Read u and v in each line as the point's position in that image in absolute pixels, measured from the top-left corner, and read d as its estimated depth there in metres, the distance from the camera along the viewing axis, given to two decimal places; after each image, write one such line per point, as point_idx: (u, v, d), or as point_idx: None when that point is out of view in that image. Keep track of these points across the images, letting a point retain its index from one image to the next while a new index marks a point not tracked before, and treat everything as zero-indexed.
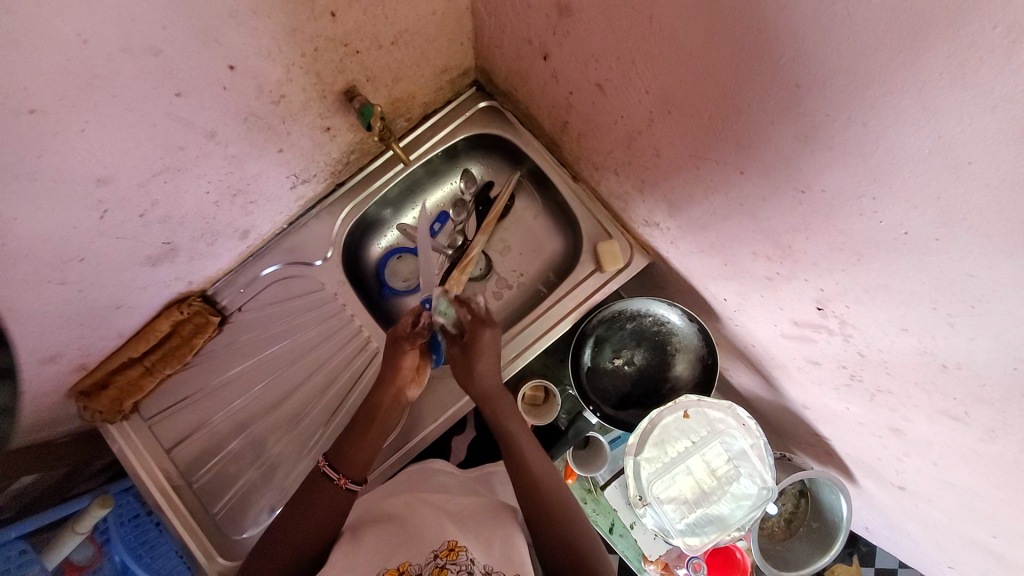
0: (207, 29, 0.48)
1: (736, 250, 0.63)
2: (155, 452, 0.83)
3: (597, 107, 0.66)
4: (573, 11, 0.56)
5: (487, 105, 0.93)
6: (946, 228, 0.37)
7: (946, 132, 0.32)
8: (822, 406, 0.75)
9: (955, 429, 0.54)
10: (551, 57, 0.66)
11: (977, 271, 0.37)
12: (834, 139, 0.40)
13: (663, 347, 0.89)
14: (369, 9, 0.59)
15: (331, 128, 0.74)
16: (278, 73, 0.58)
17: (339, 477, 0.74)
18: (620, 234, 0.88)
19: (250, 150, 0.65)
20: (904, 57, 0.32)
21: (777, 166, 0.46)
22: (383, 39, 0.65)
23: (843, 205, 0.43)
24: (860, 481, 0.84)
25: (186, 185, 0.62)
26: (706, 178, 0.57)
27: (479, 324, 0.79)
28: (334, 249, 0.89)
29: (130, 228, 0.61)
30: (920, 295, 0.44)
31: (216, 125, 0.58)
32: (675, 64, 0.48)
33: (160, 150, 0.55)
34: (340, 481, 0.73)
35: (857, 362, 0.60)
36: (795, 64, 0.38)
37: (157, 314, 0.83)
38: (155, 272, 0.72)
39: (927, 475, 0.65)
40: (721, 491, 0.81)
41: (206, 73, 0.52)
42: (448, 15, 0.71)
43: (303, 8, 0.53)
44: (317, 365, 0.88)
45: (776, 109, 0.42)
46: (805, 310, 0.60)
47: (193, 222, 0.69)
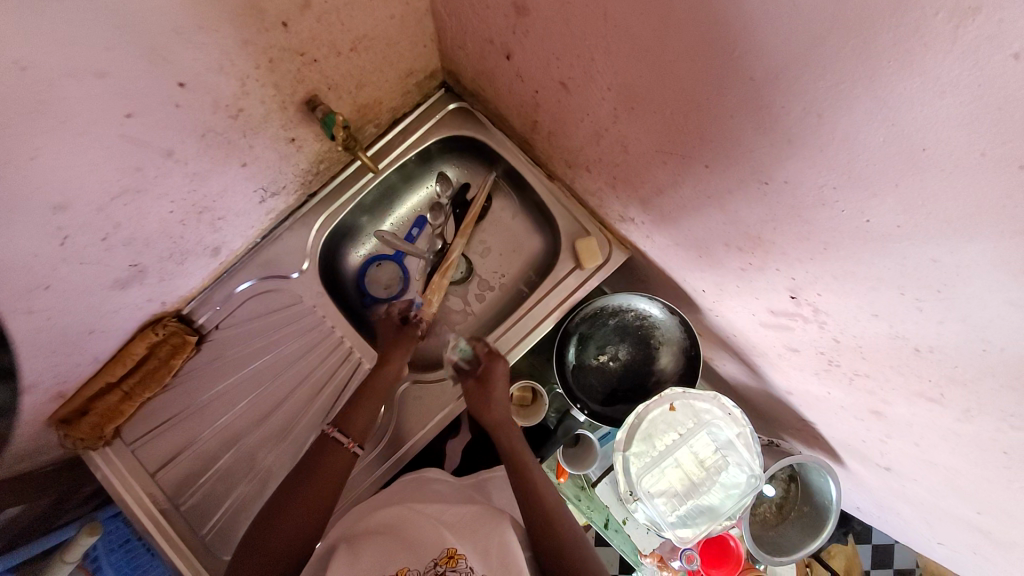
0: (152, 47, 0.46)
1: (710, 243, 0.63)
2: (140, 475, 0.82)
3: (563, 106, 0.65)
4: (529, 10, 0.55)
5: (457, 106, 0.92)
6: (908, 216, 0.37)
7: (899, 119, 0.32)
8: (806, 392, 0.75)
9: (933, 411, 0.54)
10: (514, 57, 0.65)
11: (940, 255, 0.37)
12: (791, 129, 0.39)
13: (647, 341, 0.89)
14: (324, 17, 0.58)
15: (296, 139, 0.72)
16: (233, 87, 0.57)
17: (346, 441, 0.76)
18: (597, 231, 0.88)
19: (212, 167, 0.64)
20: (853, 45, 0.31)
21: (740, 159, 0.46)
22: (342, 47, 0.64)
23: (805, 195, 0.43)
24: (847, 462, 0.84)
25: (148, 206, 0.61)
26: (674, 172, 0.57)
27: (495, 358, 0.82)
28: (310, 261, 0.88)
29: (94, 252, 0.60)
30: (888, 281, 0.44)
31: (173, 143, 0.56)
32: (633, 59, 0.47)
33: (116, 172, 0.54)
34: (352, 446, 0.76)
35: (834, 348, 0.60)
36: (746, 56, 0.37)
37: (132, 337, 0.81)
38: (126, 295, 0.71)
39: (909, 455, 0.65)
40: (710, 482, 0.80)
41: (157, 92, 0.50)
42: (408, 18, 0.70)
43: (252, 19, 0.52)
44: (299, 379, 0.87)
45: (733, 102, 0.42)
46: (779, 299, 0.60)
47: (159, 242, 0.67)
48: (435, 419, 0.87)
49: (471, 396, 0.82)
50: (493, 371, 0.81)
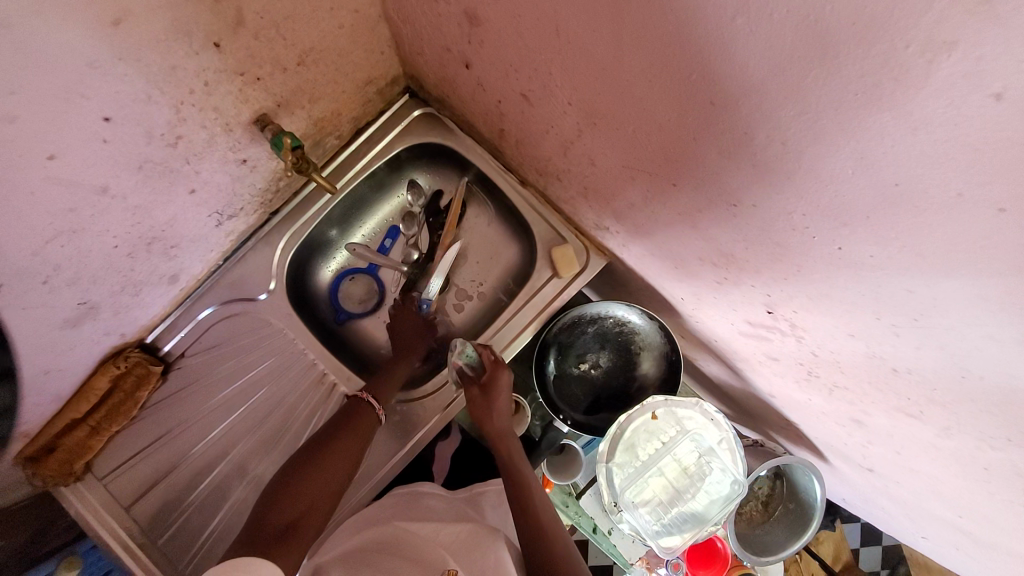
0: (66, 85, 0.42)
1: (684, 255, 0.60)
2: (114, 510, 0.80)
3: (526, 117, 0.62)
4: (482, 21, 0.51)
5: (422, 112, 0.87)
6: (880, 246, 0.35)
7: (868, 151, 0.30)
8: (788, 397, 0.74)
9: (912, 425, 0.52)
10: (473, 66, 0.62)
11: (916, 287, 0.35)
12: (756, 154, 0.37)
13: (628, 348, 0.87)
14: (261, 33, 0.54)
15: (248, 159, 0.69)
16: (167, 115, 0.53)
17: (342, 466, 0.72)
18: (574, 238, 0.85)
19: (156, 197, 0.60)
20: (816, 74, 0.28)
21: (707, 180, 0.44)
22: (286, 62, 0.60)
23: (774, 218, 0.41)
24: (832, 460, 0.84)
25: (89, 244, 0.57)
26: (642, 187, 0.54)
27: (503, 368, 0.80)
28: (277, 281, 0.85)
29: (36, 296, 0.56)
30: (863, 306, 0.42)
31: (108, 179, 0.53)
32: (591, 76, 0.44)
33: (47, 215, 0.50)
34: (379, 409, 0.80)
35: (812, 360, 0.58)
36: (705, 79, 0.34)
37: (93, 372, 0.78)
38: (80, 332, 0.68)
39: (892, 461, 0.65)
40: (694, 488, 0.79)
41: (79, 130, 0.46)
42: (359, 26, 0.65)
43: (178, 44, 0.48)
44: (272, 404, 0.85)
45: (696, 124, 0.39)
46: (756, 312, 0.58)
47: (108, 277, 0.64)
48: (429, 430, 0.84)
49: (475, 404, 0.79)
50: (500, 382, 0.79)
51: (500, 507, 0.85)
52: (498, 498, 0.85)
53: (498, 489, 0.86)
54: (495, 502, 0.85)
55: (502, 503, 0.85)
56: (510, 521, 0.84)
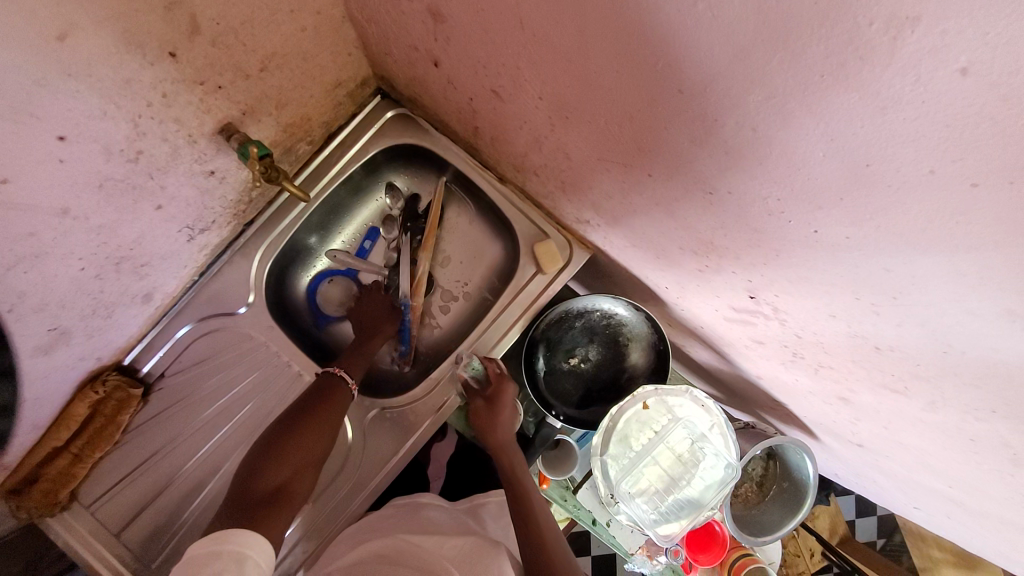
0: (14, 105, 0.41)
1: (664, 245, 0.60)
2: (102, 539, 0.78)
3: (499, 113, 0.61)
4: (446, 17, 0.50)
5: (395, 113, 0.85)
6: (856, 226, 0.34)
7: (838, 133, 0.29)
8: (776, 379, 0.75)
9: (897, 400, 0.53)
10: (442, 63, 0.60)
11: (893, 265, 0.35)
12: (727, 141, 0.36)
13: (616, 339, 0.87)
14: (219, 40, 0.52)
15: (216, 170, 0.67)
16: (127, 130, 0.51)
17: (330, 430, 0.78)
18: (556, 233, 0.84)
19: (122, 216, 0.58)
20: (781, 57, 0.28)
21: (681, 168, 0.43)
22: (248, 68, 0.58)
23: (749, 205, 0.41)
24: (822, 438, 0.85)
25: (53, 268, 0.55)
26: (618, 178, 0.53)
27: (508, 383, 0.81)
28: (257, 293, 0.83)
29: (1, 326, 0.54)
30: (842, 286, 0.42)
31: (68, 200, 0.51)
32: (559, 68, 0.43)
33: (4, 242, 0.48)
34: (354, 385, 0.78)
35: (797, 342, 0.59)
36: (672, 67, 0.34)
37: (70, 399, 0.75)
38: (53, 359, 0.65)
39: (880, 435, 0.65)
40: (689, 475, 0.79)
41: (32, 151, 0.44)
42: (322, 28, 0.64)
43: (131, 56, 0.46)
44: (259, 418, 0.83)
45: (666, 113, 0.38)
46: (739, 297, 0.58)
47: (77, 301, 0.62)
48: (417, 434, 0.83)
49: (479, 416, 0.80)
50: (504, 396, 0.80)
51: (501, 517, 0.85)
52: (498, 510, 0.86)
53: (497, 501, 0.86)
54: (496, 513, 0.85)
55: (502, 514, 0.86)
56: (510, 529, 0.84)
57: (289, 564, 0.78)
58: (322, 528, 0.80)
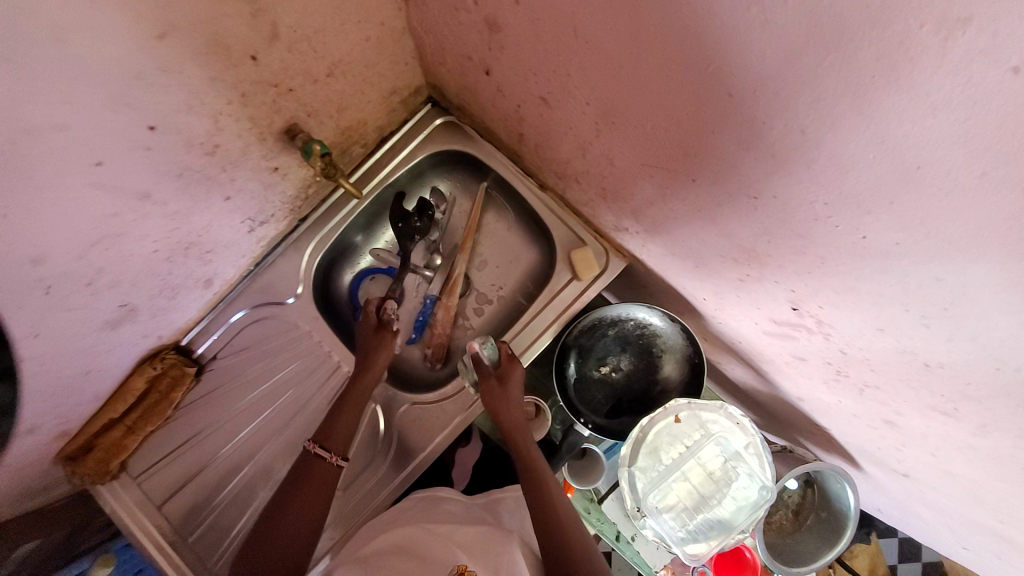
0: (115, 96, 0.46)
1: (705, 253, 0.60)
2: (146, 509, 0.82)
3: (545, 120, 0.63)
4: (502, 27, 0.53)
5: (444, 121, 0.90)
6: (906, 232, 0.34)
7: (889, 136, 0.30)
8: (816, 399, 0.72)
9: (947, 423, 0.51)
10: (493, 72, 0.63)
11: (945, 274, 0.34)
12: (775, 146, 0.37)
13: (649, 350, 0.87)
14: (294, 46, 0.57)
15: (279, 167, 0.72)
16: (206, 125, 0.56)
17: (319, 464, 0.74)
18: (593, 241, 0.86)
19: (194, 203, 0.63)
20: (832, 60, 0.29)
21: (727, 174, 0.44)
22: (316, 73, 0.62)
23: (796, 210, 0.41)
24: (864, 467, 0.81)
25: (130, 248, 0.60)
26: (661, 185, 0.54)
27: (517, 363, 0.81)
28: (304, 285, 0.88)
29: (80, 298, 0.59)
30: (891, 297, 0.41)
31: (150, 186, 0.56)
32: (608, 75, 0.45)
33: (93, 219, 0.53)
34: (334, 458, 0.74)
35: (841, 359, 0.57)
36: (722, 72, 0.35)
37: (130, 373, 0.80)
38: (119, 334, 0.71)
39: (927, 465, 0.62)
40: (720, 494, 0.78)
41: (126, 138, 0.49)
42: (385, 39, 0.68)
43: (219, 58, 0.51)
44: (298, 405, 0.87)
45: (714, 118, 0.39)
46: (781, 310, 0.58)
47: (146, 281, 0.67)
48: (446, 435, 0.84)
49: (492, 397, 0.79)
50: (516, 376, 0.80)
51: (518, 512, 0.83)
52: (515, 505, 0.83)
53: (515, 497, 0.85)
54: (513, 509, 0.83)
55: (519, 509, 0.83)
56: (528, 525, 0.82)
57: (317, 551, 0.80)
58: (351, 517, 0.82)
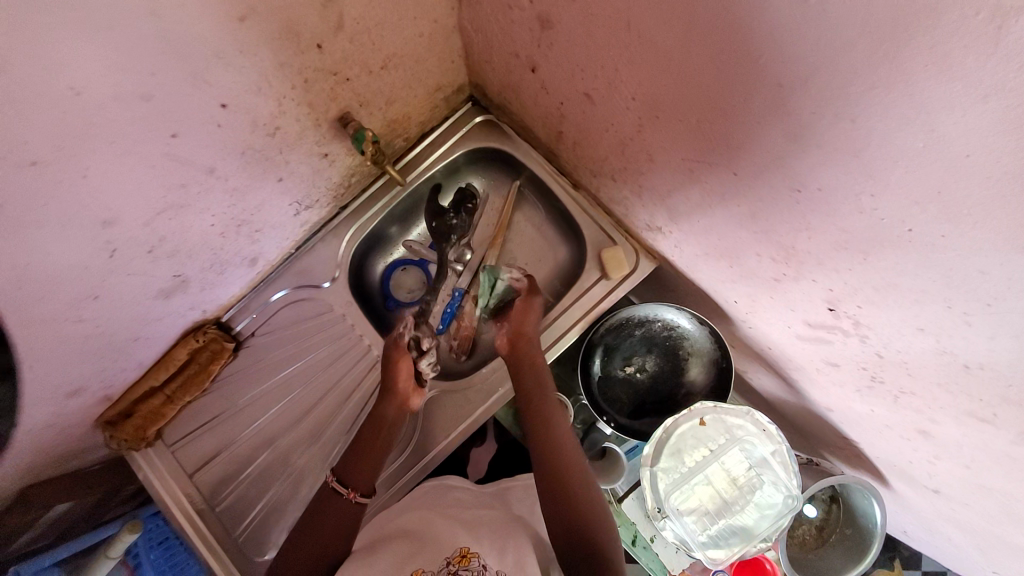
0: (195, 73, 0.49)
1: (741, 252, 0.61)
2: (179, 477, 0.86)
3: (588, 117, 0.65)
4: (553, 24, 0.55)
5: (483, 119, 0.93)
6: (952, 224, 0.35)
7: (938, 124, 0.31)
8: (846, 408, 0.72)
9: (985, 431, 0.50)
10: (539, 69, 0.66)
11: (990, 267, 0.35)
12: (823, 137, 0.38)
13: (675, 352, 0.87)
14: (356, 38, 0.60)
15: (329, 154, 0.75)
16: (270, 107, 0.60)
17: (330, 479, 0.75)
18: (624, 240, 0.87)
19: (251, 182, 0.67)
20: (885, 50, 0.30)
21: (771, 167, 0.45)
22: (373, 65, 0.66)
23: (840, 203, 0.42)
24: (893, 483, 0.80)
25: (191, 220, 0.64)
26: (702, 181, 0.56)
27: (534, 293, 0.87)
28: (341, 271, 0.91)
29: (141, 264, 0.63)
30: (933, 294, 0.41)
31: (215, 161, 0.60)
32: (657, 68, 0.47)
33: (162, 189, 0.57)
34: (348, 494, 0.74)
35: (876, 362, 0.57)
36: (774, 63, 0.37)
37: (173, 344, 0.84)
38: (169, 304, 0.75)
39: (962, 479, 0.61)
40: (743, 500, 0.77)
41: (199, 113, 0.53)
42: (436, 36, 0.72)
43: (289, 44, 0.54)
44: (328, 385, 0.89)
45: (762, 110, 0.41)
46: (816, 311, 0.58)
47: (199, 253, 0.71)
48: (469, 423, 0.86)
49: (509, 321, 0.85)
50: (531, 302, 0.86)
51: (528, 498, 0.82)
52: (525, 493, 0.83)
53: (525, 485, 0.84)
54: (522, 496, 0.82)
55: (530, 496, 0.82)
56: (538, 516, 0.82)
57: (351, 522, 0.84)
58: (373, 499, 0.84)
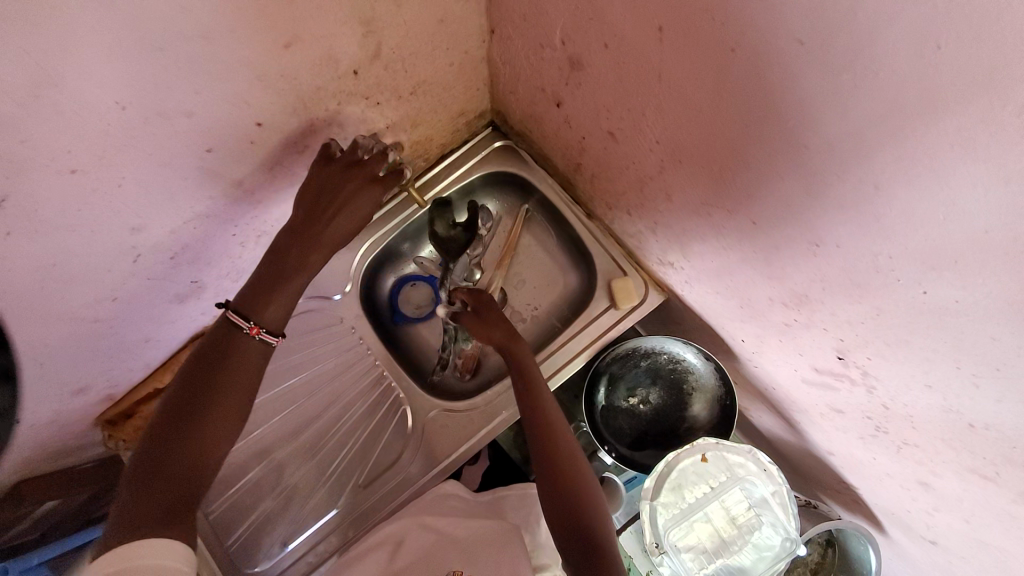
0: (237, 92, 0.51)
1: (752, 294, 0.62)
2: None
3: (609, 153, 0.67)
4: (584, 65, 0.57)
5: (503, 144, 0.94)
6: (966, 291, 0.36)
7: (960, 201, 0.32)
8: (847, 454, 0.72)
9: (988, 489, 0.51)
10: (564, 104, 0.68)
11: (1000, 334, 0.36)
12: (846, 199, 0.39)
13: (679, 386, 0.88)
14: (390, 65, 0.62)
15: None
16: (302, 126, 0.61)
17: (250, 327, 0.62)
18: (634, 271, 0.88)
19: (276, 195, 0.68)
20: (914, 127, 0.31)
21: (789, 219, 0.46)
22: (403, 90, 0.68)
23: (858, 260, 0.43)
24: (889, 531, 0.80)
25: (214, 229, 0.65)
26: (718, 224, 0.57)
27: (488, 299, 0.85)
28: (352, 284, 0.91)
29: (161, 269, 0.64)
30: (943, 353, 0.42)
31: (243, 174, 0.61)
32: (685, 117, 0.49)
33: (191, 199, 0.58)
34: None
35: (881, 413, 0.58)
36: (802, 127, 0.38)
37: (181, 347, 0.84)
38: (183, 308, 0.75)
39: (959, 533, 0.62)
40: (741, 541, 0.77)
41: (235, 130, 0.55)
42: (466, 65, 0.73)
43: (328, 69, 0.56)
44: (332, 398, 0.90)
45: (785, 167, 0.42)
46: (824, 358, 0.59)
47: (219, 261, 0.71)
48: (473, 442, 0.86)
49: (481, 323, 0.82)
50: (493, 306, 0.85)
51: (523, 507, 0.81)
52: (520, 501, 0.82)
53: (521, 493, 0.83)
54: (517, 504, 0.82)
55: (526, 504, 0.82)
56: (536, 523, 0.80)
57: (324, 550, 0.83)
58: (368, 515, 0.84)
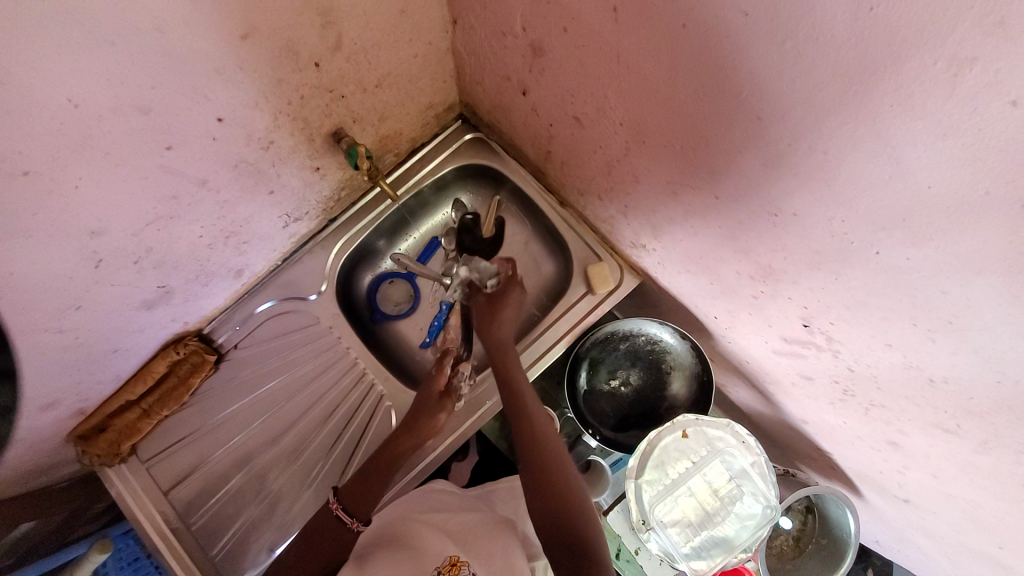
0: (198, 87, 0.50)
1: (721, 270, 0.64)
2: (153, 494, 0.81)
3: (576, 138, 0.68)
4: (546, 51, 0.58)
5: (473, 136, 0.94)
6: (915, 249, 0.38)
7: (901, 159, 0.34)
8: (820, 421, 0.75)
9: (950, 442, 0.54)
10: (530, 92, 0.68)
11: (950, 287, 0.38)
12: (798, 166, 0.41)
13: (658, 366, 0.90)
14: (353, 56, 0.62)
15: (320, 168, 0.76)
16: (266, 121, 0.61)
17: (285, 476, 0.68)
18: (608, 256, 0.89)
19: (242, 194, 0.67)
20: (855, 91, 0.33)
21: (748, 192, 0.48)
22: (367, 83, 0.67)
23: (814, 226, 0.45)
24: (865, 493, 0.83)
25: (180, 230, 0.64)
26: (684, 202, 0.59)
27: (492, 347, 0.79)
28: (328, 283, 0.90)
29: (126, 275, 0.62)
30: (900, 313, 0.45)
31: (207, 173, 0.60)
32: (645, 97, 0.50)
33: (153, 200, 0.57)
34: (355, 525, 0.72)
35: (847, 377, 0.60)
36: (754, 97, 0.39)
37: (153, 355, 0.82)
38: (152, 315, 0.73)
39: (927, 487, 0.65)
40: (724, 512, 0.79)
41: (196, 126, 0.54)
42: (430, 57, 0.74)
43: (289, 62, 0.56)
44: (313, 401, 0.88)
45: (742, 139, 0.44)
46: (791, 326, 0.61)
47: (186, 264, 0.70)
48: (458, 436, 0.86)
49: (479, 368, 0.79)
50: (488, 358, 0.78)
51: (512, 500, 0.82)
52: (509, 495, 0.83)
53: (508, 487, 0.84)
54: (507, 497, 0.83)
55: (514, 496, 0.83)
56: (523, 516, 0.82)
57: None
58: None
